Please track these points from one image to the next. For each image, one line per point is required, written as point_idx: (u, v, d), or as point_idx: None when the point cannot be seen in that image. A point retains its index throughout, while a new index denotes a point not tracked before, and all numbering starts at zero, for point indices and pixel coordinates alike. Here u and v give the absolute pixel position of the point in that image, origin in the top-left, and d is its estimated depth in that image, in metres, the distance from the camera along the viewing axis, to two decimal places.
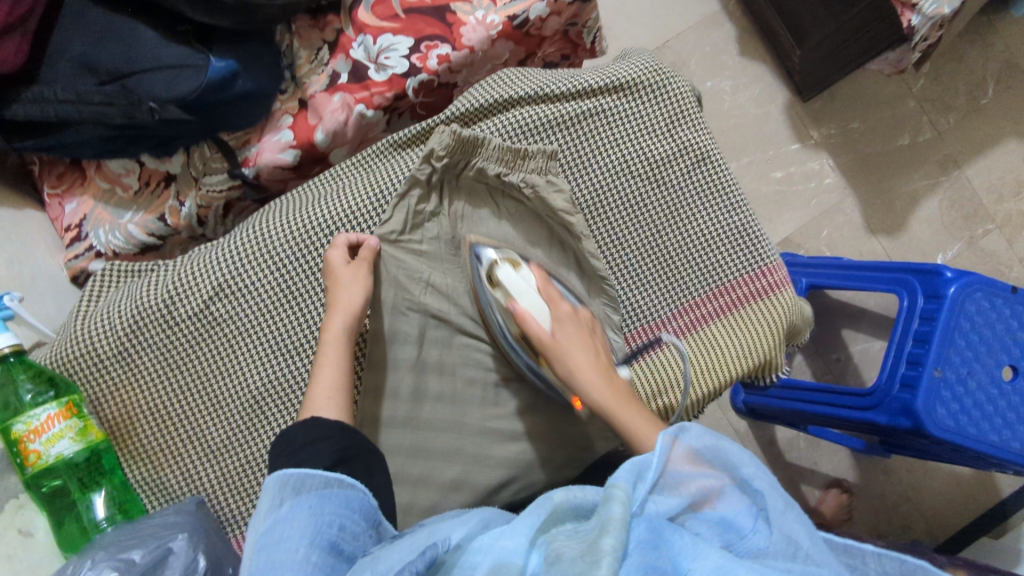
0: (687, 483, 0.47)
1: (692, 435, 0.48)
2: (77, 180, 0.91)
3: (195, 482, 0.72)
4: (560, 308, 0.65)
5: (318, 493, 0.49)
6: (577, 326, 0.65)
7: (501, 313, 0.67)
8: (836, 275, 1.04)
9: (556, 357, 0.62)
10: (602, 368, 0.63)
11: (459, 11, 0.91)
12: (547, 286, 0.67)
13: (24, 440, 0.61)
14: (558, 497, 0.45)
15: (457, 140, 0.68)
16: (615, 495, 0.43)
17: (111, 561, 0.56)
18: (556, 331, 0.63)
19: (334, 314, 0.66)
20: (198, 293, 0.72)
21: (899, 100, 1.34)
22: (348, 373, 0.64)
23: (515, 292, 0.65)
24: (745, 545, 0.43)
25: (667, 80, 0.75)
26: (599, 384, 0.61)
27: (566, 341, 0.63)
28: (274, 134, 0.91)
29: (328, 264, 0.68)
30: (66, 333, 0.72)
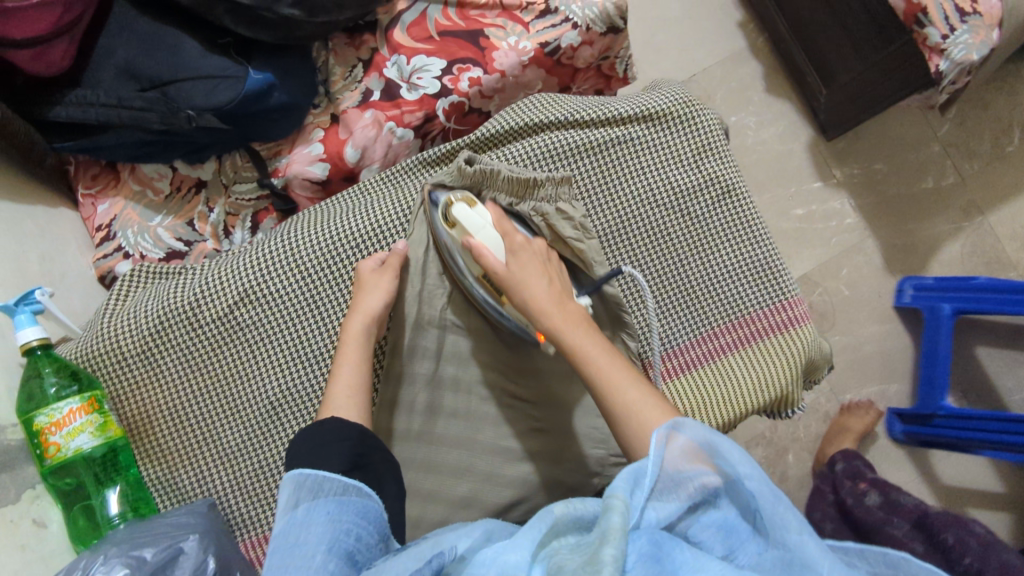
0: (686, 483, 0.46)
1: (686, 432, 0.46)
2: (111, 182, 0.93)
3: (207, 484, 0.72)
4: (514, 240, 0.64)
5: (337, 499, 0.49)
6: (534, 258, 0.64)
7: (463, 253, 0.67)
8: (971, 297, 1.18)
9: (511, 288, 0.62)
10: (556, 296, 0.61)
11: (493, 36, 0.94)
12: (503, 222, 0.66)
13: (45, 432, 0.62)
14: (558, 510, 0.45)
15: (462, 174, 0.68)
16: (615, 505, 0.42)
17: (122, 558, 0.56)
18: (510, 261, 0.63)
19: (353, 316, 0.68)
20: (225, 298, 0.73)
21: (924, 144, 1.34)
22: (366, 373, 0.66)
23: (472, 229, 0.65)
24: (746, 555, 0.43)
25: (696, 113, 0.76)
26: (554, 311, 0.60)
27: (520, 272, 0.62)
28: (305, 147, 0.94)
29: (358, 272, 0.71)
30: (92, 329, 0.73)
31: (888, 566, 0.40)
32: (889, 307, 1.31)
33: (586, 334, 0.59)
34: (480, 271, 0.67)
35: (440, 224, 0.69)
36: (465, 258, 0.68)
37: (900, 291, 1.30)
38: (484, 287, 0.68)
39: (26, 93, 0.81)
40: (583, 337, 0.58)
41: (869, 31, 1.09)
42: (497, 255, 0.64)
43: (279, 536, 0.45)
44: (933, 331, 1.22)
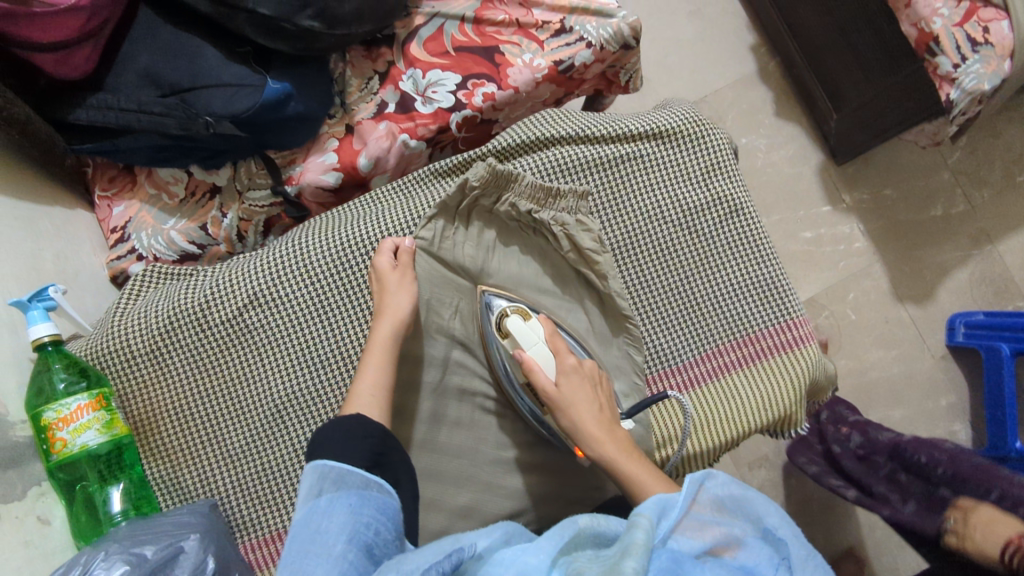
0: (710, 528, 0.47)
1: (717, 481, 0.49)
2: (127, 184, 0.95)
3: (210, 485, 0.73)
4: (566, 360, 0.66)
5: (358, 492, 0.50)
6: (581, 377, 0.66)
7: (511, 361, 0.70)
8: None
9: (562, 410, 0.64)
10: (606, 422, 0.63)
11: (508, 53, 0.96)
12: (555, 337, 0.68)
13: (52, 428, 0.63)
14: (583, 522, 0.48)
15: (492, 174, 0.69)
16: (641, 522, 0.44)
17: (123, 555, 0.56)
18: (560, 382, 0.65)
19: (380, 319, 0.67)
20: (235, 300, 0.74)
21: (934, 171, 1.34)
22: (389, 374, 0.65)
23: (523, 343, 0.67)
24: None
25: (707, 131, 0.76)
26: (604, 438, 0.62)
27: (570, 394, 0.64)
28: (319, 156, 0.95)
29: (375, 269, 0.70)
30: (103, 327, 0.74)
31: None
32: (896, 333, 1.31)
33: (637, 462, 0.60)
34: (525, 379, 0.68)
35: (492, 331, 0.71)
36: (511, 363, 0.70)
37: (952, 329, 1.28)
38: (527, 395, 0.69)
39: (50, 95, 0.82)
40: (635, 468, 0.60)
41: (879, 58, 1.11)
42: (548, 372, 0.66)
43: (301, 522, 0.48)
44: (994, 372, 1.20)
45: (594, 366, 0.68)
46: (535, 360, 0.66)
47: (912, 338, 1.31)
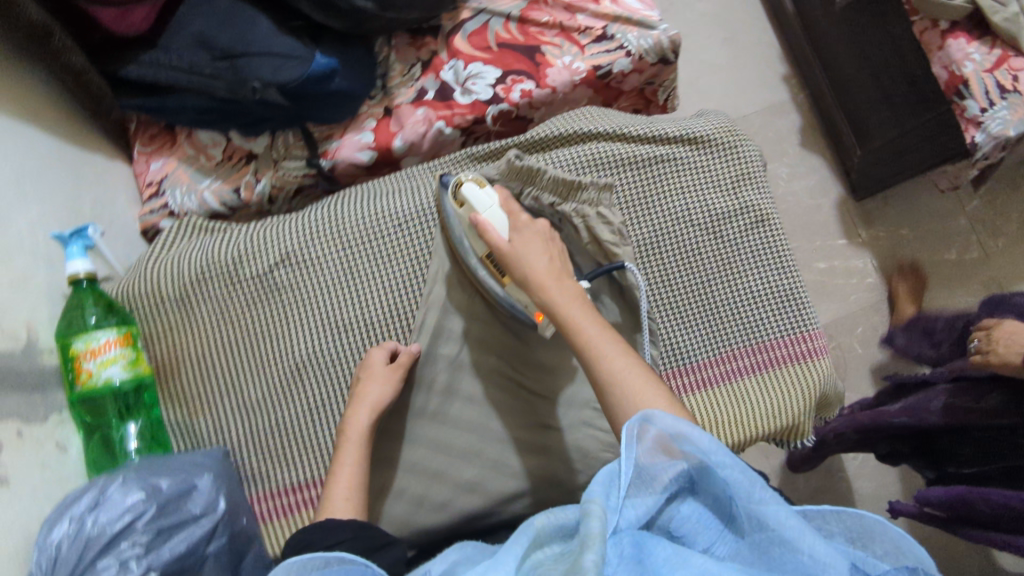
0: (660, 476, 0.46)
1: (658, 422, 0.46)
2: (167, 143, 0.98)
3: (223, 434, 0.74)
4: (518, 218, 0.67)
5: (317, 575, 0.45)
6: (535, 234, 0.66)
7: (469, 231, 0.71)
8: None
9: (513, 263, 0.64)
10: (555, 273, 0.62)
11: (548, 54, 0.99)
12: (509, 203, 0.68)
13: (81, 358, 0.64)
14: (537, 524, 0.45)
15: (510, 168, 0.72)
16: (592, 511, 0.41)
17: (140, 484, 0.58)
18: (513, 239, 0.65)
19: (357, 410, 0.69)
20: (267, 258, 0.76)
21: (950, 217, 1.36)
22: (365, 471, 0.67)
23: (478, 207, 0.67)
24: (723, 547, 0.44)
25: (739, 143, 0.79)
26: (553, 286, 0.61)
27: (522, 249, 0.64)
28: (356, 134, 0.97)
29: (366, 361, 0.72)
30: (138, 270, 0.76)
31: (860, 530, 0.42)
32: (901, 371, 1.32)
33: (583, 309, 0.60)
34: (485, 252, 0.70)
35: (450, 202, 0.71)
36: (469, 238, 0.71)
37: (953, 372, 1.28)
38: (489, 268, 0.70)
39: (103, 50, 0.84)
40: (577, 313, 0.59)
41: (907, 99, 1.13)
42: (499, 230, 0.66)
43: None
44: None
45: (548, 227, 0.68)
46: (490, 220, 0.66)
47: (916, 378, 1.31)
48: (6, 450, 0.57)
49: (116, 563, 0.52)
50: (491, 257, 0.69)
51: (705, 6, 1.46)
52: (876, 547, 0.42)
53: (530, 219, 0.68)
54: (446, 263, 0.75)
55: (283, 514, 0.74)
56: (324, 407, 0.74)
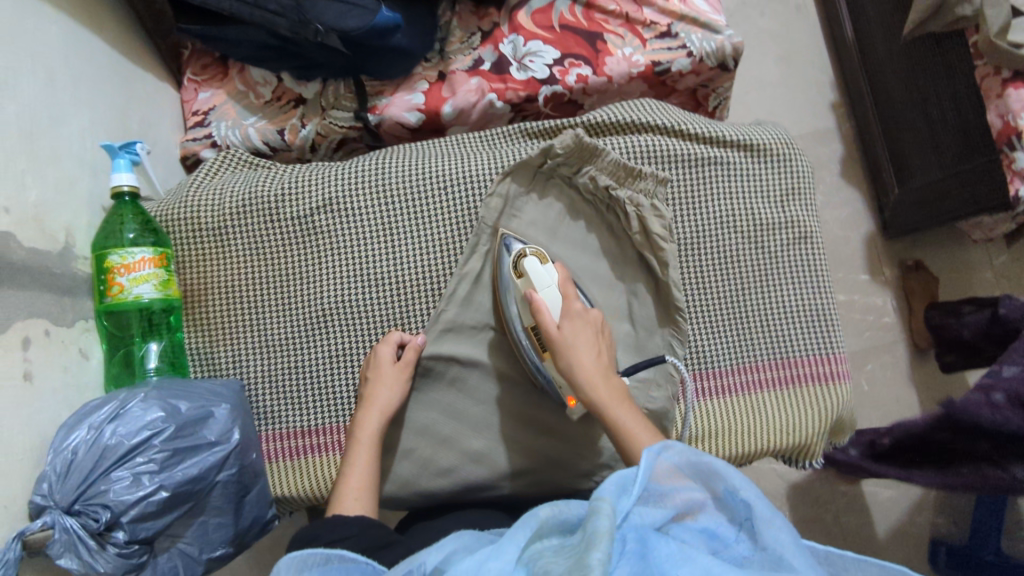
0: (672, 495, 0.47)
1: (674, 451, 0.48)
2: (218, 75, 0.97)
3: (242, 368, 0.74)
4: (573, 304, 0.66)
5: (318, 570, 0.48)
6: (587, 322, 0.65)
7: (520, 302, 0.69)
8: None
9: (561, 351, 0.63)
10: (603, 370, 0.63)
11: (610, 42, 0.97)
12: (567, 284, 0.67)
13: (114, 271, 0.64)
14: (542, 515, 0.46)
15: (577, 144, 0.71)
16: (602, 509, 0.42)
17: (159, 402, 0.58)
18: (564, 326, 0.64)
19: (369, 410, 0.69)
20: (309, 201, 0.75)
21: (976, 268, 1.35)
22: (376, 469, 0.66)
23: (537, 283, 0.66)
24: (733, 555, 0.44)
25: (793, 157, 0.78)
26: (599, 385, 0.62)
27: (571, 336, 0.64)
28: (407, 94, 0.96)
29: (375, 357, 0.71)
30: (179, 193, 0.76)
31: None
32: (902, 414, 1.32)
33: (629, 412, 0.60)
34: (532, 324, 0.68)
35: (507, 273, 0.70)
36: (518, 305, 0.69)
37: None
38: (531, 340, 0.68)
39: None
40: (626, 418, 0.60)
41: (954, 143, 1.12)
42: (553, 313, 0.65)
43: None
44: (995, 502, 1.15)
45: (600, 316, 0.67)
46: (545, 300, 0.66)
47: None
48: (34, 346, 0.57)
49: (129, 476, 0.53)
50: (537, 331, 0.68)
51: (764, 22, 1.44)
52: None
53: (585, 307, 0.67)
54: (484, 242, 0.74)
55: (290, 455, 0.74)
56: (345, 358, 0.75)
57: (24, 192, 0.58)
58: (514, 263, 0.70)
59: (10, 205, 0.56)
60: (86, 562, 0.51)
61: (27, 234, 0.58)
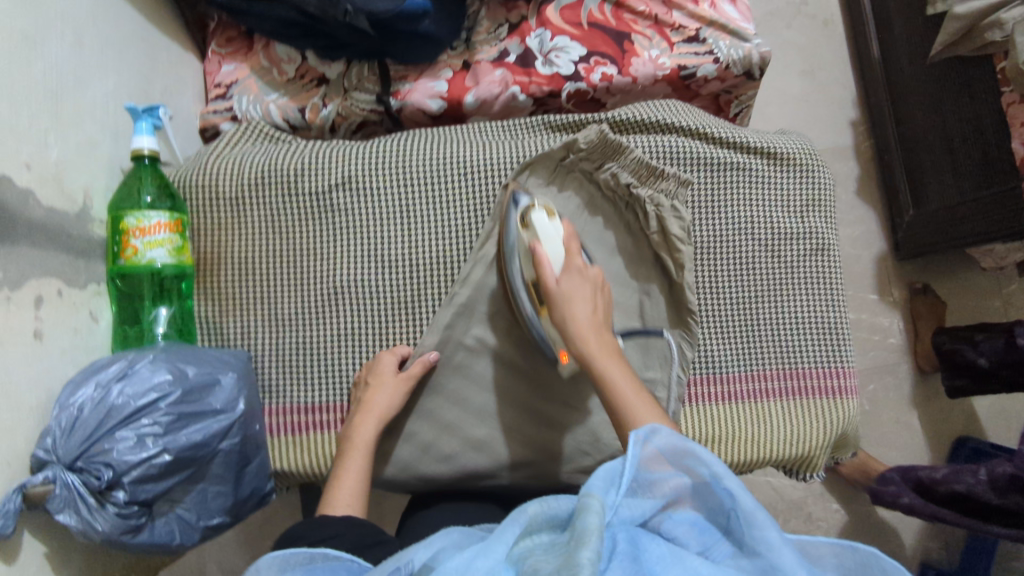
0: (660, 483, 0.46)
1: (661, 437, 0.46)
2: (243, 49, 0.96)
3: (249, 340, 0.74)
4: (574, 259, 0.66)
5: (303, 568, 0.46)
6: (586, 276, 0.66)
7: (523, 254, 0.69)
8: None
9: (557, 302, 0.64)
10: (596, 325, 0.63)
11: (637, 43, 0.97)
12: (571, 240, 0.68)
13: (129, 234, 0.64)
14: (531, 511, 0.43)
15: (601, 140, 0.71)
16: (591, 507, 0.41)
17: (167, 366, 0.58)
18: (564, 279, 0.65)
19: (365, 418, 0.68)
20: (329, 177, 0.75)
21: (985, 296, 1.34)
22: (366, 481, 0.66)
23: (542, 236, 0.67)
24: (720, 551, 0.43)
25: (816, 167, 0.78)
26: (591, 336, 0.62)
27: (569, 289, 0.64)
28: (431, 81, 0.96)
29: (378, 366, 0.71)
30: (199, 160, 0.76)
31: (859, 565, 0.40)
32: (902, 436, 1.31)
33: (618, 366, 0.60)
34: (533, 276, 0.68)
35: (513, 225, 0.70)
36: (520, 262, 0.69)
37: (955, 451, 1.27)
38: (530, 294, 0.69)
39: None
40: (614, 369, 0.60)
41: (974, 169, 1.12)
42: (554, 266, 0.66)
43: None
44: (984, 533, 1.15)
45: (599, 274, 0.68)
46: (548, 252, 0.66)
47: (914, 445, 1.31)
48: (46, 305, 0.57)
49: (133, 437, 0.53)
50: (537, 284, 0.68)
51: (790, 34, 1.43)
52: None
53: (586, 263, 0.68)
54: (489, 228, 0.73)
55: (293, 430, 0.74)
56: (354, 337, 0.75)
57: (46, 150, 0.58)
58: (522, 213, 0.70)
59: (32, 162, 0.56)
60: (85, 519, 0.51)
61: (47, 191, 0.58)
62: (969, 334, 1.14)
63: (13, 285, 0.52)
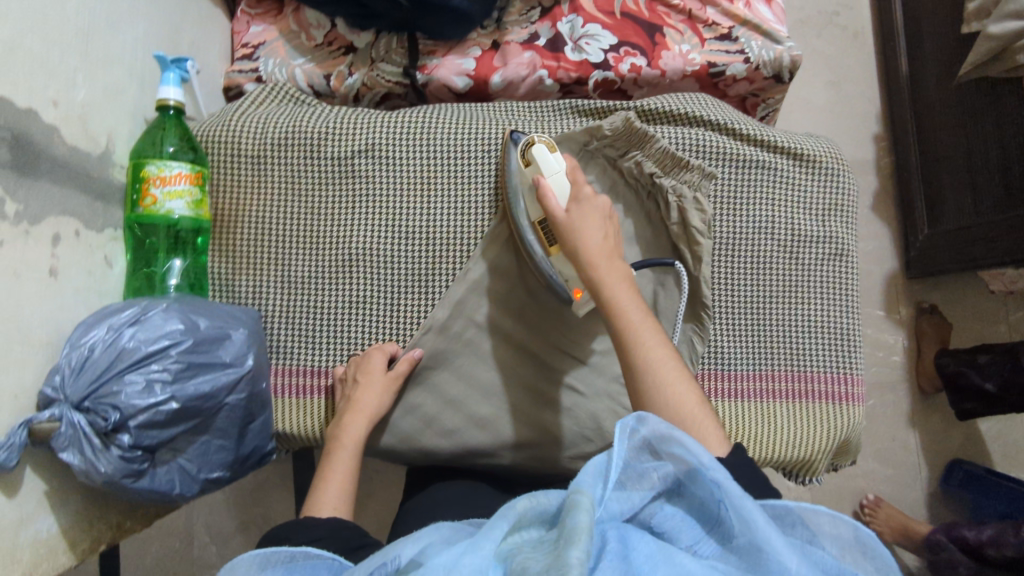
0: (648, 475, 0.45)
1: (648, 426, 0.44)
2: (273, 11, 0.94)
3: (261, 300, 0.74)
4: (582, 190, 0.65)
5: (284, 568, 0.44)
6: (596, 209, 0.65)
7: (528, 191, 0.69)
8: None
9: (566, 236, 0.63)
10: (607, 251, 0.62)
11: (668, 37, 0.95)
12: (576, 171, 0.67)
13: (149, 182, 0.63)
14: (520, 508, 0.41)
15: (627, 126, 0.71)
16: (580, 504, 0.39)
17: (179, 315, 0.57)
18: (572, 210, 0.63)
19: (354, 418, 0.68)
20: (352, 143, 0.74)
21: (990, 322, 1.29)
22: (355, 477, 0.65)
23: (545, 170, 0.65)
24: (707, 546, 0.41)
25: (840, 172, 0.78)
26: (602, 263, 0.61)
27: (578, 220, 0.63)
28: (458, 58, 0.93)
29: (367, 362, 0.71)
30: (223, 116, 0.75)
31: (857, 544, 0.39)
32: (896, 454, 1.25)
33: (628, 292, 0.59)
34: (540, 215, 0.68)
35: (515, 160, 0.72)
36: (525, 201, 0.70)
37: (949, 472, 1.23)
38: (537, 234, 0.69)
39: None
40: (623, 296, 0.58)
41: (994, 192, 1.09)
42: (559, 200, 0.64)
43: None
44: None
45: (609, 203, 0.66)
46: (553, 187, 0.65)
47: (911, 466, 1.25)
48: (63, 244, 0.56)
49: (142, 382, 0.53)
50: (544, 224, 0.68)
51: (819, 44, 1.37)
52: (866, 563, 0.38)
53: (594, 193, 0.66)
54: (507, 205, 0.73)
55: (299, 392, 0.74)
56: (365, 306, 0.75)
57: (73, 89, 0.57)
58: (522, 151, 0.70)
59: (58, 99, 0.56)
60: (88, 459, 0.51)
61: (71, 130, 0.57)
62: (973, 357, 1.13)
63: (33, 218, 0.52)
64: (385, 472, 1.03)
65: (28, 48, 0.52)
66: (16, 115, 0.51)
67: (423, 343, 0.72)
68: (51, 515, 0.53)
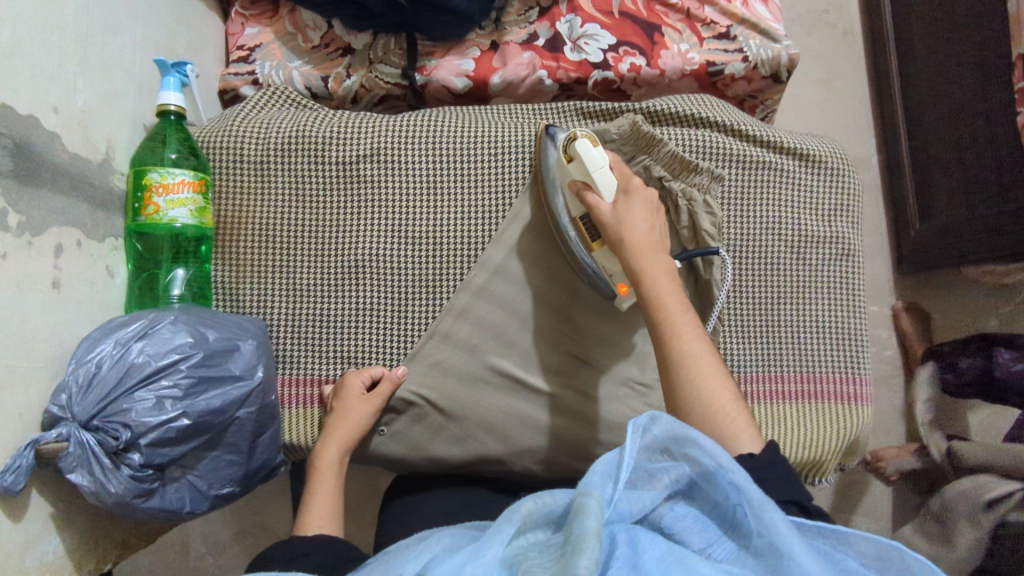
0: (659, 476, 0.44)
1: (661, 425, 0.43)
2: (268, 11, 0.92)
3: (267, 308, 0.73)
4: (629, 183, 0.64)
5: None
6: (643, 202, 0.63)
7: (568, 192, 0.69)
8: None
9: (613, 228, 0.62)
10: (653, 243, 0.61)
11: (667, 36, 0.93)
12: (619, 166, 0.66)
13: (152, 190, 0.62)
14: (526, 510, 0.40)
15: (635, 130, 0.70)
16: (589, 507, 0.37)
17: (189, 327, 0.56)
18: (619, 203, 0.63)
19: (328, 443, 0.67)
20: (356, 147, 0.73)
21: (980, 316, 1.28)
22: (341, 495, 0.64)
23: (590, 165, 0.63)
24: (723, 549, 0.40)
25: (844, 172, 0.78)
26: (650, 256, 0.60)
27: (628, 211, 0.62)
28: (457, 59, 0.91)
29: (344, 388, 0.69)
30: (223, 121, 0.73)
31: (878, 556, 0.39)
32: None
33: (670, 285, 0.57)
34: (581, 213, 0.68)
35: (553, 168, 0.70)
36: (564, 199, 0.70)
37: None
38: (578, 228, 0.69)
39: None
40: (666, 293, 0.57)
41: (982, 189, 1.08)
42: (605, 197, 0.63)
43: None
44: None
45: (655, 197, 0.65)
46: (598, 184, 0.63)
47: None
48: (65, 254, 0.55)
49: (153, 398, 0.51)
50: (586, 220, 0.68)
51: (810, 42, 1.35)
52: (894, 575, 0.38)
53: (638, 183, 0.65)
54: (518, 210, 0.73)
55: (306, 403, 0.73)
56: (372, 313, 0.74)
57: (73, 95, 0.56)
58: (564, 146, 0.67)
59: (59, 106, 0.54)
60: (98, 480, 0.49)
61: (72, 137, 0.56)
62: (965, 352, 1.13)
63: (35, 230, 0.50)
64: (387, 478, 1.01)
65: (28, 53, 0.50)
66: (18, 124, 0.49)
67: (406, 364, 0.73)
68: (56, 537, 0.51)
